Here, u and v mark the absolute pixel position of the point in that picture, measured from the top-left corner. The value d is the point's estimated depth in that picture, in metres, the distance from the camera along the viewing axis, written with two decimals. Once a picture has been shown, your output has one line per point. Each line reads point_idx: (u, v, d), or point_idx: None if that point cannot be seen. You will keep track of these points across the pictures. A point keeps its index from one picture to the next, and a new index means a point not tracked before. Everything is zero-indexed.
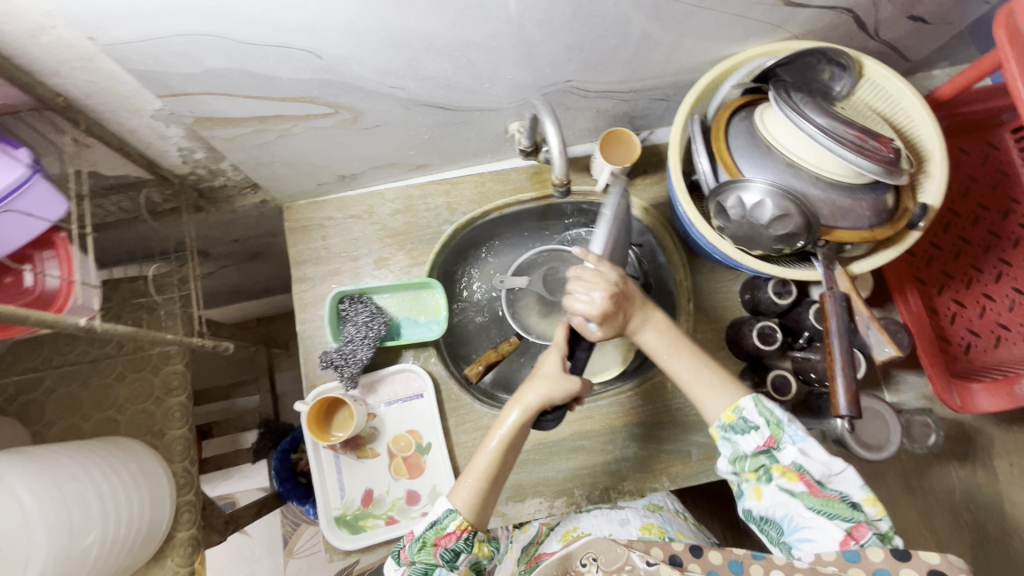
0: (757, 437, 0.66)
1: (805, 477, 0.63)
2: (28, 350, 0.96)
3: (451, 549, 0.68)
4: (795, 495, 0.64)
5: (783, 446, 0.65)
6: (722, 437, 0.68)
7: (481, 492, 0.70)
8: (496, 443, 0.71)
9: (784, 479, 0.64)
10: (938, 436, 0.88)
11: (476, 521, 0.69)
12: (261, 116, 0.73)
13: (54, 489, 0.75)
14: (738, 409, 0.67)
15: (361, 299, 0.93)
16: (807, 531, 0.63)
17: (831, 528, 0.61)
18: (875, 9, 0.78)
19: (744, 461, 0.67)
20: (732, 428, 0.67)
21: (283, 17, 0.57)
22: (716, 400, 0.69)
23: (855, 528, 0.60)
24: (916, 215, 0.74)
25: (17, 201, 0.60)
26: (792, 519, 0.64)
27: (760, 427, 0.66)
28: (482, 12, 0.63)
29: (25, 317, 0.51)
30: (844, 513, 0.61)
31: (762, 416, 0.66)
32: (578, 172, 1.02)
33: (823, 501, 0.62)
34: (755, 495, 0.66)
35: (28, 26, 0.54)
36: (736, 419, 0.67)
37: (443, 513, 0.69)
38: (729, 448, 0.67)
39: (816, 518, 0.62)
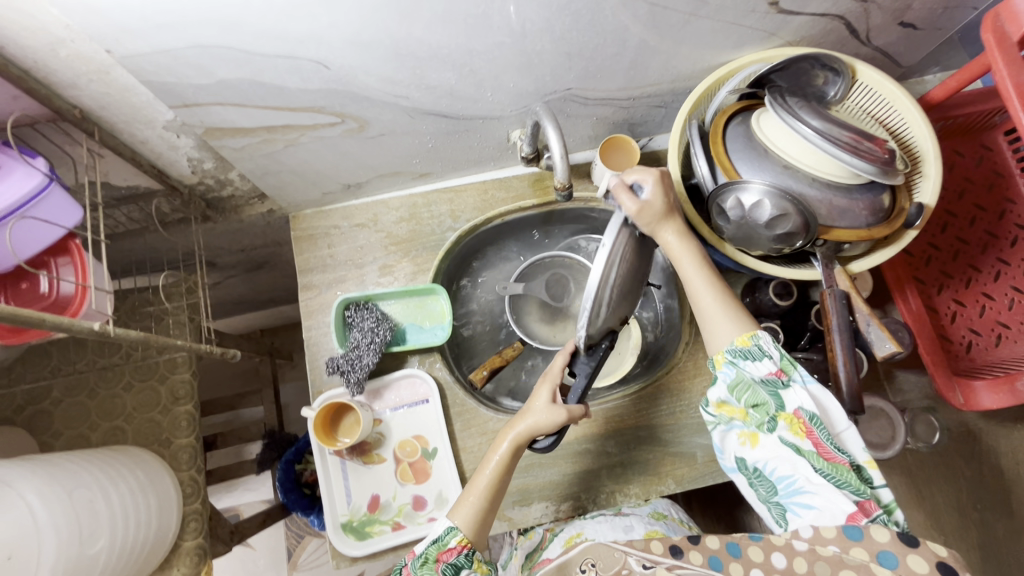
0: (768, 366, 0.64)
1: (814, 433, 0.61)
2: (37, 360, 0.97)
3: (452, 564, 0.69)
4: (800, 452, 0.61)
5: (792, 387, 0.63)
6: (729, 359, 0.67)
7: (478, 511, 0.72)
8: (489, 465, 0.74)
9: (789, 430, 0.62)
10: (939, 436, 0.94)
11: (474, 537, 0.70)
12: (270, 126, 0.75)
13: (64, 495, 0.76)
14: (754, 336, 0.66)
15: (367, 306, 0.94)
16: (810, 496, 0.60)
17: (837, 497, 0.58)
18: (866, 16, 0.80)
19: (745, 391, 0.65)
20: (744, 353, 0.66)
21: (292, 28, 0.59)
22: (732, 325, 0.69)
23: (865, 502, 0.57)
24: (912, 214, 0.75)
25: (33, 208, 0.62)
26: (794, 480, 0.61)
27: (773, 357, 0.64)
28: (483, 23, 0.65)
29: (42, 320, 0.52)
30: (852, 482, 0.58)
31: (776, 350, 0.65)
32: (580, 179, 1.04)
33: (830, 464, 0.59)
34: (752, 442, 0.65)
35: (50, 40, 0.57)
36: (751, 346, 0.66)
37: (444, 530, 0.70)
38: (733, 372, 0.66)
39: (822, 483, 0.59)
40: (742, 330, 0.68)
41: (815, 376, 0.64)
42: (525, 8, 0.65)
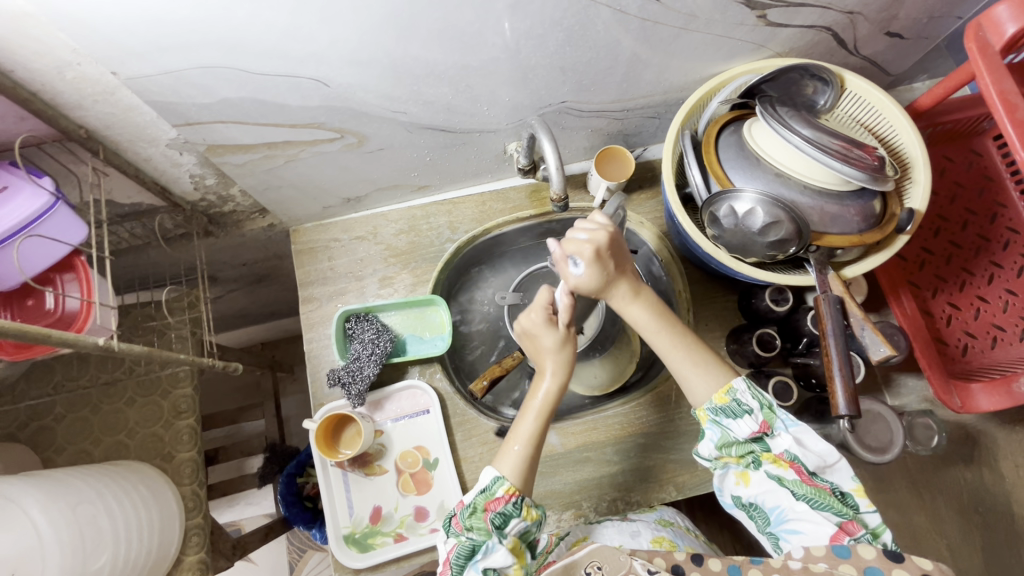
0: (751, 422, 0.65)
1: (797, 466, 0.63)
2: (41, 376, 0.98)
3: (501, 514, 0.67)
4: (783, 483, 0.65)
5: (775, 435, 0.65)
6: (711, 419, 0.68)
7: (526, 458, 0.71)
8: (535, 406, 0.74)
9: (772, 464, 0.66)
10: (940, 437, 0.90)
11: (522, 486, 0.69)
12: (271, 142, 0.76)
13: (68, 510, 0.76)
14: (732, 390, 0.66)
15: (367, 317, 0.95)
16: (796, 523, 0.64)
17: (821, 522, 0.61)
18: (853, 27, 0.82)
19: (732, 447, 0.67)
20: (723, 411, 0.66)
21: (292, 48, 0.60)
22: (705, 381, 0.68)
23: (848, 522, 0.60)
24: (903, 219, 0.76)
25: (41, 226, 0.63)
26: (781, 510, 0.65)
27: (753, 412, 0.65)
28: (478, 40, 0.67)
29: (47, 335, 0.53)
30: (835, 505, 0.61)
31: (755, 400, 0.66)
32: (576, 189, 1.06)
33: (813, 490, 0.62)
34: (744, 482, 0.68)
35: (57, 63, 0.59)
36: (729, 401, 0.66)
37: (491, 480, 0.69)
38: (718, 432, 0.67)
39: (806, 510, 0.63)
40: (720, 384, 0.68)
41: (796, 416, 0.65)
42: (519, 25, 0.67)
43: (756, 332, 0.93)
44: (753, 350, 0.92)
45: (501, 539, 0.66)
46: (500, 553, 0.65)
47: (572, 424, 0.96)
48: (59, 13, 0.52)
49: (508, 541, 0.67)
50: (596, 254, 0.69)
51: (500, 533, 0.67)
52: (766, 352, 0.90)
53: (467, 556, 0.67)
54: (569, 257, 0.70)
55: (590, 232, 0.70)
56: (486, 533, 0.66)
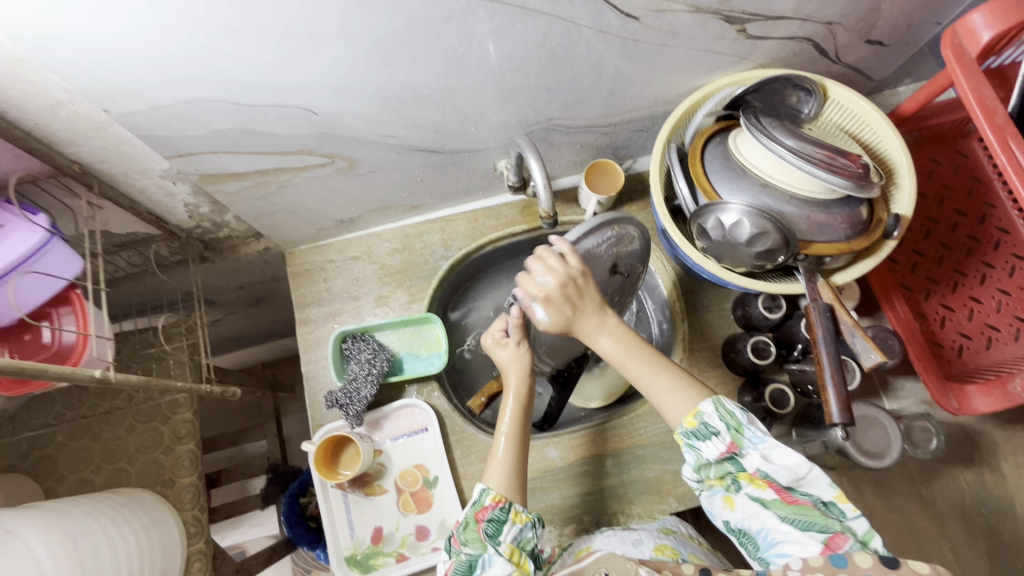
0: (719, 444, 0.65)
1: (774, 484, 0.63)
2: (40, 407, 0.98)
3: (492, 521, 0.69)
4: (766, 504, 0.63)
5: (746, 454, 0.64)
6: (686, 442, 0.67)
7: (509, 471, 0.73)
8: (505, 423, 0.77)
9: (753, 486, 0.64)
10: (938, 441, 0.89)
11: (511, 495, 0.71)
12: (263, 170, 0.77)
13: (69, 542, 0.76)
14: (698, 414, 0.66)
15: (364, 337, 0.95)
16: (783, 545, 0.62)
17: (807, 541, 0.60)
18: (833, 36, 0.83)
19: (709, 469, 0.66)
20: (694, 434, 0.66)
21: (279, 79, 0.62)
22: (676, 404, 0.68)
23: (832, 539, 0.59)
24: (890, 224, 0.77)
25: (37, 262, 0.64)
26: (767, 533, 0.63)
27: (720, 434, 0.65)
28: (463, 64, 0.69)
29: (43, 369, 0.54)
30: (818, 522, 0.60)
31: (722, 421, 0.65)
32: (567, 204, 1.07)
33: (794, 508, 0.62)
34: (728, 505, 0.66)
35: (50, 103, 0.60)
36: (698, 424, 0.66)
37: (479, 493, 0.72)
38: (693, 455, 0.67)
39: (790, 531, 0.62)
40: (687, 409, 0.68)
41: (764, 430, 0.65)
42: (502, 48, 0.68)
43: (750, 339, 0.93)
44: (748, 357, 0.91)
45: (498, 552, 0.66)
46: (499, 565, 0.65)
47: (569, 437, 0.96)
48: (51, 55, 0.53)
49: (503, 550, 0.66)
50: (559, 286, 0.71)
51: (494, 542, 0.67)
52: (761, 359, 0.91)
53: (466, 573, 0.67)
54: (530, 303, 0.73)
55: (548, 274, 0.72)
56: (480, 545, 0.68)
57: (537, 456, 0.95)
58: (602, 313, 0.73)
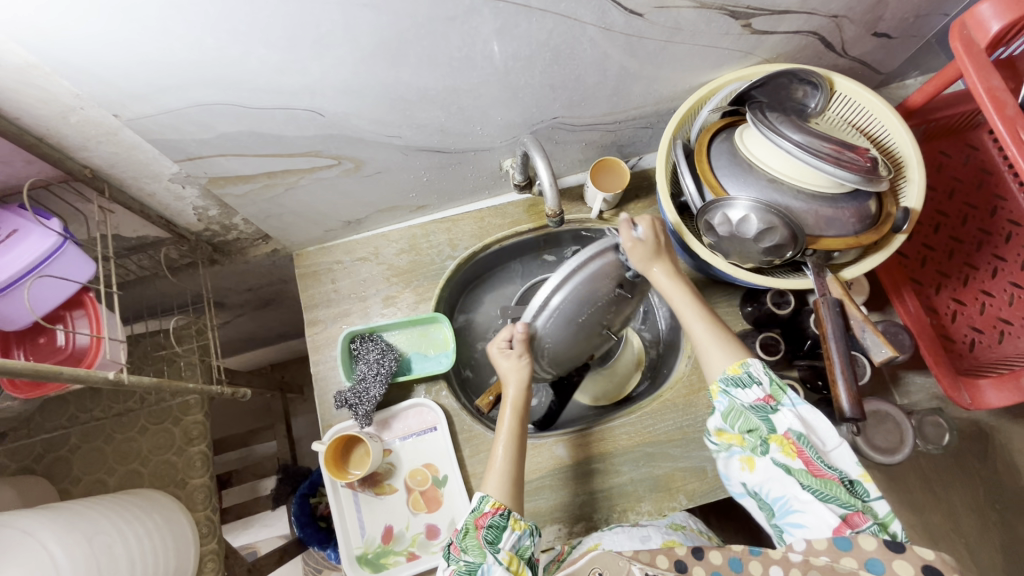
0: (756, 392, 0.65)
1: (803, 451, 0.61)
2: (55, 409, 1.00)
3: (491, 527, 0.68)
4: (790, 472, 0.62)
5: (780, 411, 0.64)
6: (722, 389, 0.68)
7: (507, 478, 0.74)
8: (505, 431, 0.78)
9: (780, 451, 0.63)
10: (950, 436, 0.92)
11: (510, 503, 0.71)
12: (270, 172, 0.78)
13: (85, 542, 0.76)
14: (744, 363, 0.68)
15: (372, 337, 0.96)
16: (799, 514, 0.61)
17: (826, 513, 0.59)
18: (839, 30, 0.83)
19: (738, 420, 0.66)
20: (735, 381, 0.67)
21: (285, 82, 0.62)
22: (723, 355, 0.70)
23: (852, 516, 0.58)
24: (900, 218, 0.77)
25: (51, 266, 0.65)
26: (786, 501, 0.62)
27: (761, 384, 0.66)
28: (468, 64, 0.69)
29: (58, 372, 0.54)
30: (841, 497, 0.59)
31: (766, 375, 0.67)
32: (573, 202, 1.07)
33: (820, 480, 0.60)
34: (749, 466, 0.65)
35: (61, 109, 0.61)
36: (741, 373, 0.67)
37: (478, 499, 0.72)
38: (725, 402, 0.67)
39: (811, 501, 0.60)
40: (732, 360, 0.70)
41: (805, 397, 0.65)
42: (506, 47, 0.68)
43: (760, 336, 0.92)
44: (757, 354, 0.91)
45: (497, 562, 0.65)
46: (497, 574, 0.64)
47: (577, 435, 0.96)
48: (62, 62, 0.54)
49: (503, 558, 0.66)
50: (653, 225, 0.79)
51: (494, 550, 0.66)
52: (770, 356, 0.90)
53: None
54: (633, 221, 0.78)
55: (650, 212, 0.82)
56: (480, 552, 0.66)
57: (545, 455, 0.95)
58: (675, 261, 0.80)
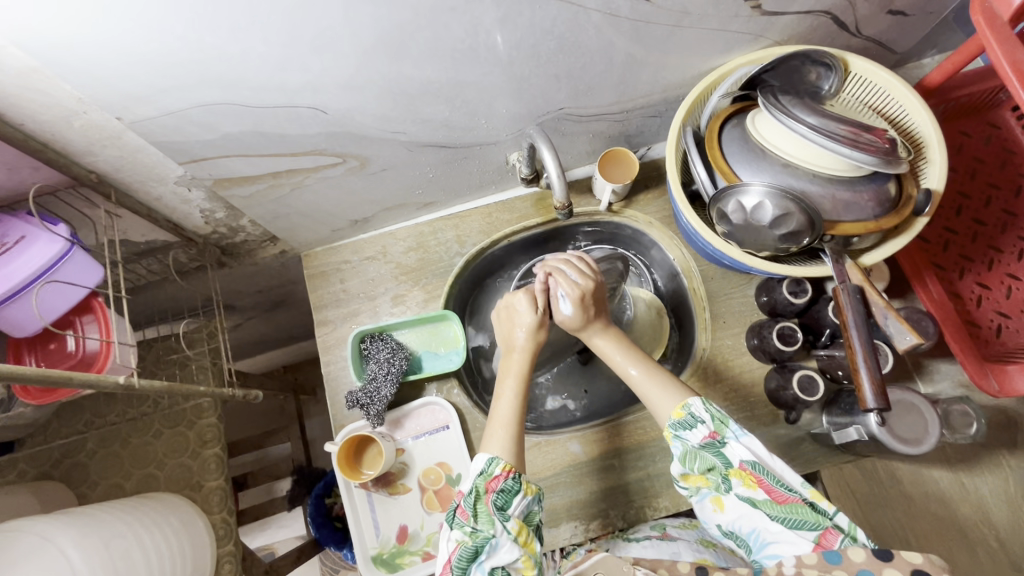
0: (703, 431, 0.68)
1: (764, 482, 0.64)
2: (70, 416, 1.01)
3: (502, 493, 0.67)
4: (756, 504, 0.65)
5: (728, 443, 0.67)
6: (673, 434, 0.70)
7: (513, 438, 0.73)
8: (511, 390, 0.77)
9: (742, 485, 0.66)
10: (980, 425, 0.84)
11: (516, 462, 0.71)
12: (275, 172, 0.77)
13: (102, 548, 0.77)
14: (686, 405, 0.70)
15: (382, 337, 0.95)
16: (774, 545, 0.64)
17: (799, 539, 0.62)
18: (852, 8, 0.80)
19: (694, 460, 0.69)
20: (681, 425, 0.70)
21: (287, 79, 0.61)
22: (666, 398, 0.73)
23: (824, 535, 0.61)
24: (921, 201, 0.74)
25: (58, 271, 0.65)
26: (758, 533, 0.66)
27: (704, 422, 0.68)
28: (472, 55, 0.67)
29: (70, 378, 0.54)
30: (810, 520, 0.62)
31: (707, 412, 0.69)
32: (581, 195, 1.06)
33: (786, 508, 0.63)
34: (720, 507, 0.69)
35: (64, 113, 0.61)
36: (685, 415, 0.70)
37: (487, 462, 0.70)
38: (680, 446, 0.70)
39: (781, 530, 0.63)
40: (675, 403, 0.72)
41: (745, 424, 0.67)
42: (510, 36, 0.67)
43: (776, 326, 0.90)
44: (774, 344, 0.89)
45: (506, 535, 0.65)
46: (506, 549, 0.64)
47: (588, 429, 0.95)
48: (64, 66, 0.54)
49: (512, 528, 0.66)
50: (582, 297, 0.79)
51: (503, 518, 0.66)
52: (787, 346, 0.88)
53: (471, 557, 0.63)
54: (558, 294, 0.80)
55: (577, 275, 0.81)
56: (490, 520, 0.65)
57: (557, 453, 0.94)
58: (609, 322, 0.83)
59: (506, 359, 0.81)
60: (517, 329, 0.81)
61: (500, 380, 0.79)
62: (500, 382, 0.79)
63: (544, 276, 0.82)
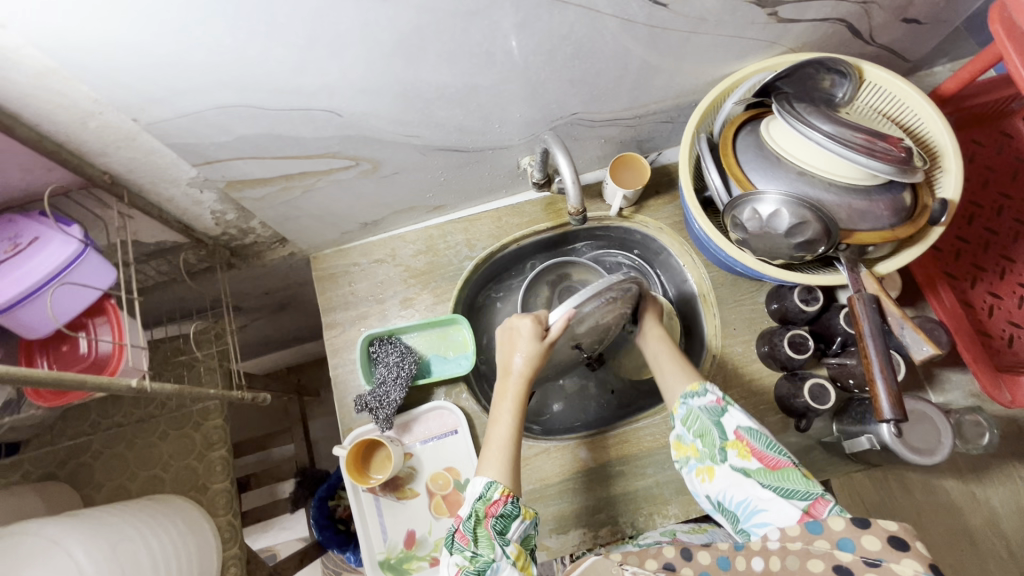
0: (710, 396, 0.71)
1: (758, 451, 0.65)
2: (77, 417, 1.00)
3: (502, 517, 0.67)
4: (748, 474, 0.64)
5: (729, 412, 0.69)
6: (682, 401, 0.73)
7: (509, 461, 0.72)
8: (508, 413, 0.77)
9: (737, 455, 0.66)
10: (992, 435, 0.84)
11: (514, 486, 0.70)
12: (287, 175, 0.77)
13: (109, 551, 0.76)
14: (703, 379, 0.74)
15: (391, 340, 0.95)
16: (764, 514, 0.62)
17: (789, 508, 0.61)
18: (868, 16, 0.80)
19: (696, 422, 0.70)
20: (692, 393, 0.73)
21: (304, 82, 0.61)
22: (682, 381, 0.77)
23: (814, 505, 0.60)
24: (936, 210, 0.74)
25: (71, 273, 0.64)
26: (750, 502, 0.64)
27: (713, 388, 0.71)
28: (488, 60, 0.67)
29: (82, 382, 0.54)
30: (801, 489, 0.61)
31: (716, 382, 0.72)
32: (592, 199, 1.06)
33: (777, 476, 0.63)
34: (709, 477, 0.67)
35: (80, 114, 0.60)
36: (698, 385, 0.73)
37: (484, 485, 0.70)
38: (684, 409, 0.72)
39: (772, 498, 0.62)
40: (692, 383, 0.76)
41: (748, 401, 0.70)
42: (526, 42, 0.66)
43: (788, 333, 0.90)
44: (785, 351, 0.89)
45: (506, 559, 0.65)
46: (506, 574, 0.64)
47: (594, 437, 0.94)
48: (82, 67, 0.53)
49: (512, 552, 0.66)
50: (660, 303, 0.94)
51: (503, 542, 0.65)
52: (799, 354, 0.88)
53: None
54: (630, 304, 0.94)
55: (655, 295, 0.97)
56: (490, 545, 0.65)
57: (567, 458, 0.94)
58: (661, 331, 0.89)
59: (502, 382, 0.80)
60: (516, 353, 0.79)
61: (498, 402, 0.79)
62: (496, 403, 0.79)
63: (566, 311, 0.75)
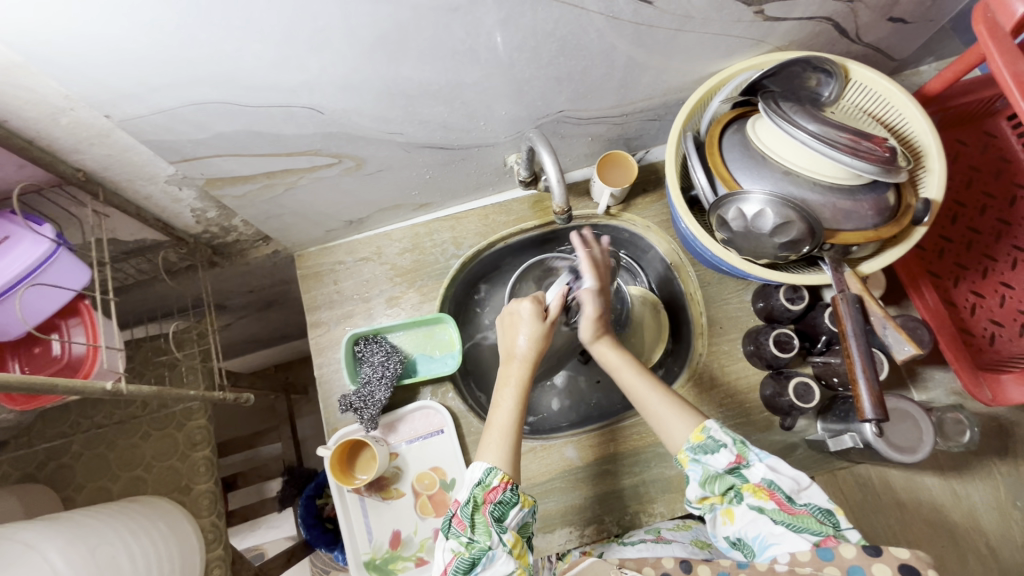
0: (727, 454, 0.66)
1: (776, 494, 0.63)
2: (56, 417, 0.99)
3: (499, 504, 0.66)
4: (764, 511, 0.63)
5: (751, 466, 0.65)
6: (691, 458, 0.68)
7: (510, 447, 0.71)
8: (509, 397, 0.76)
9: (753, 497, 0.64)
10: (973, 433, 0.85)
11: (515, 472, 0.69)
12: (269, 172, 0.76)
13: (88, 556, 0.75)
14: (705, 427, 0.69)
15: (376, 339, 0.94)
16: (777, 548, 0.61)
17: (800, 541, 0.60)
18: (854, 14, 0.79)
19: (714, 482, 0.67)
20: (701, 448, 0.68)
21: (283, 79, 0.60)
22: (683, 424, 0.71)
23: (825, 540, 0.59)
24: (920, 210, 0.74)
25: (43, 274, 0.63)
26: (762, 539, 0.62)
27: (728, 444, 0.66)
28: (472, 56, 0.66)
29: (53, 385, 0.52)
30: (812, 526, 0.60)
31: (728, 434, 0.67)
32: (579, 197, 1.05)
33: (793, 517, 0.61)
34: (728, 518, 0.66)
35: (50, 110, 0.59)
36: (705, 438, 0.68)
37: (484, 471, 0.69)
38: (699, 470, 0.67)
39: (784, 534, 0.61)
40: (693, 426, 0.70)
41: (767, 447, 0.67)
42: (511, 38, 0.65)
43: (773, 332, 0.90)
44: (770, 350, 0.89)
45: (503, 547, 0.64)
46: (502, 561, 0.63)
47: (581, 434, 0.94)
48: (51, 63, 0.52)
49: (508, 540, 0.65)
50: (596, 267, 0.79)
51: (500, 529, 0.65)
52: (784, 353, 0.88)
53: (467, 569, 0.63)
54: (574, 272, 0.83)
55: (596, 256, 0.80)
56: (487, 531, 0.65)
57: (555, 456, 0.94)
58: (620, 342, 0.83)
59: (506, 367, 0.79)
60: (520, 336, 0.79)
61: (500, 388, 0.78)
62: (498, 390, 0.77)
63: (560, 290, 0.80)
